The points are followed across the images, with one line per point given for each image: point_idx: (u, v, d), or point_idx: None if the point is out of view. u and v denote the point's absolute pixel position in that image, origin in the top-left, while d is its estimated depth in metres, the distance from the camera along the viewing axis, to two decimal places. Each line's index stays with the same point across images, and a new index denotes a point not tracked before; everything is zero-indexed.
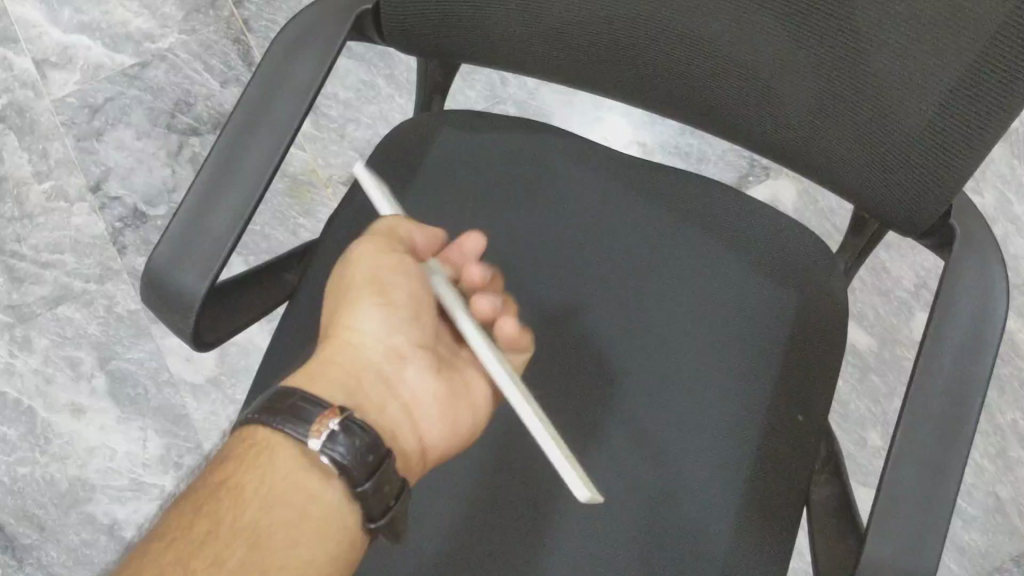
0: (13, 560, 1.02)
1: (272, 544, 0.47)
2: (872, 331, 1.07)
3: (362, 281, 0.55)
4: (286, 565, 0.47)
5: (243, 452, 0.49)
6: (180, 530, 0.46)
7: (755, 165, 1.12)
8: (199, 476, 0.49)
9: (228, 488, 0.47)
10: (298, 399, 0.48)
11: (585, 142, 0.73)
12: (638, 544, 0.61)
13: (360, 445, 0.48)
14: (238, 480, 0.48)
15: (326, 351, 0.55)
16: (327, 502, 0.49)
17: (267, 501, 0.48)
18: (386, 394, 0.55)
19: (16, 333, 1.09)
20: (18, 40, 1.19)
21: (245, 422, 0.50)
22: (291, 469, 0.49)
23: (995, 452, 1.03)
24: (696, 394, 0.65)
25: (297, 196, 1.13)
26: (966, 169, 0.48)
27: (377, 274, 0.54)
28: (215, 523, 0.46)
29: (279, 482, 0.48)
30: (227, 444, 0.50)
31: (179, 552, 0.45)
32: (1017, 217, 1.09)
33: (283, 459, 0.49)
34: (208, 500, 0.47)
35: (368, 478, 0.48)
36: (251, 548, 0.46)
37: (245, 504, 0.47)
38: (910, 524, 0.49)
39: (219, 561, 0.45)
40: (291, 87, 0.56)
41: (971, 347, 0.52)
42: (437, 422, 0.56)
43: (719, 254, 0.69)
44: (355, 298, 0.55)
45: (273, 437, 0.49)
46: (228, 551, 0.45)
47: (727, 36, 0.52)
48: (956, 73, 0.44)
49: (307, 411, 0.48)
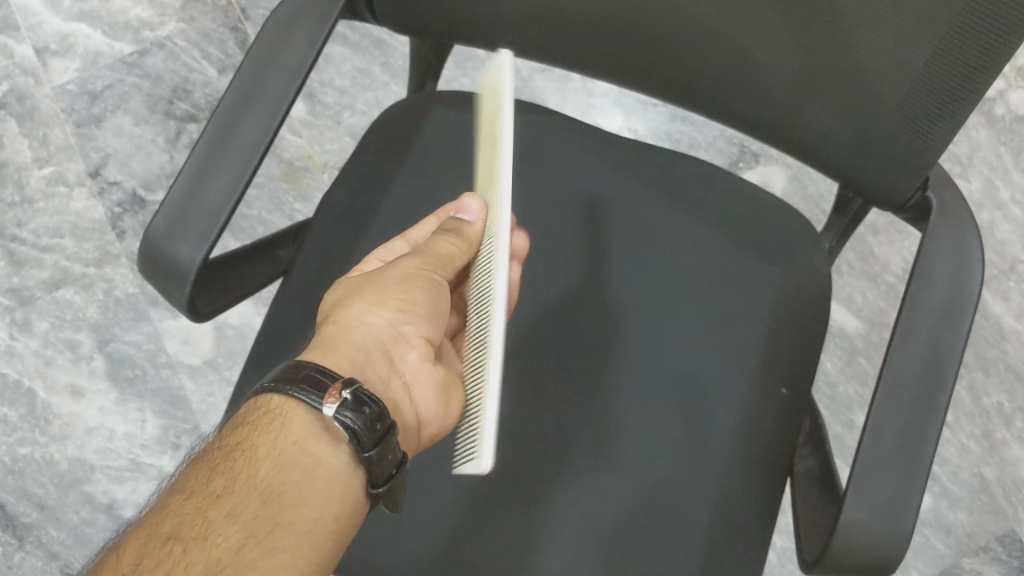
0: (13, 539, 1.03)
1: (283, 502, 0.48)
2: (860, 315, 1.08)
3: (388, 279, 0.57)
4: (295, 521, 0.48)
5: (258, 416, 0.50)
6: (199, 485, 0.48)
7: (745, 152, 1.13)
8: (218, 437, 0.50)
9: (243, 450, 0.49)
10: (312, 370, 0.50)
11: (575, 122, 0.74)
12: (627, 511, 0.63)
13: (368, 413, 0.49)
14: (253, 441, 0.49)
15: (336, 329, 0.56)
16: (335, 467, 0.50)
17: (279, 461, 0.49)
18: (391, 371, 0.56)
19: (16, 316, 1.11)
20: (19, 27, 1.20)
21: (260, 390, 0.51)
22: (303, 434, 0.49)
23: (981, 434, 1.04)
24: (682, 363, 0.67)
25: (293, 181, 1.15)
26: (943, 136, 0.49)
27: (411, 277, 0.56)
28: (232, 478, 0.48)
29: (290, 444, 0.49)
30: (245, 408, 0.51)
31: (199, 502, 0.47)
32: (1003, 203, 1.10)
33: (296, 423, 0.50)
34: (224, 459, 0.49)
35: (374, 446, 0.49)
36: (263, 503, 0.47)
37: (259, 463, 0.48)
38: (889, 482, 0.50)
39: (233, 514, 0.46)
40: (284, 63, 0.57)
41: (949, 313, 0.53)
42: (434, 405, 0.56)
43: (706, 231, 0.70)
44: (378, 291, 0.56)
45: (287, 402, 0.50)
46: (242, 504, 0.47)
47: (710, 13, 0.53)
48: (931, 50, 0.45)
49: (319, 378, 0.50)
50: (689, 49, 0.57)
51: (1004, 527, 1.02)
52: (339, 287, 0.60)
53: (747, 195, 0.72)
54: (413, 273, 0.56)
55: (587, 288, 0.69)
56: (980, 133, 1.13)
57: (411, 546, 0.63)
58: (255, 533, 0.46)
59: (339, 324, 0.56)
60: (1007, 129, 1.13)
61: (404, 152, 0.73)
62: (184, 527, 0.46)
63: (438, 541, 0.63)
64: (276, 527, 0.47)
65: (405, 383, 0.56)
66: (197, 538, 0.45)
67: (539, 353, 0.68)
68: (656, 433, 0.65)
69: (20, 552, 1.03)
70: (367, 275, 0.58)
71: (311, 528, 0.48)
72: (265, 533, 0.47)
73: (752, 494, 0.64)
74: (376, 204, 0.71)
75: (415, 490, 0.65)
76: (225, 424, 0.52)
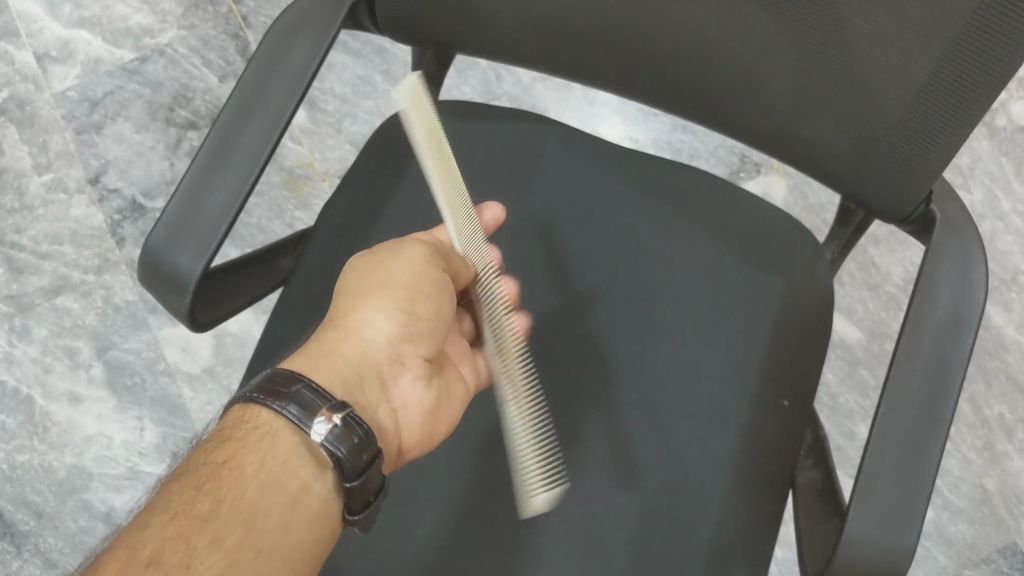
0: (11, 547, 1.03)
1: (266, 527, 0.48)
2: (861, 325, 1.08)
3: (399, 277, 0.57)
4: (277, 546, 0.48)
5: (245, 435, 0.50)
6: (182, 505, 0.47)
7: (746, 161, 1.13)
8: (200, 452, 0.50)
9: (229, 469, 0.49)
10: (304, 388, 0.50)
11: (576, 132, 0.74)
12: (626, 526, 0.63)
13: (357, 442, 0.50)
14: (240, 461, 0.49)
15: (338, 339, 0.56)
16: (316, 491, 0.51)
17: (264, 484, 0.49)
18: (381, 394, 0.58)
19: (15, 323, 1.10)
20: (20, 33, 1.20)
21: (248, 403, 0.51)
22: (290, 457, 0.50)
23: (983, 445, 1.04)
24: (682, 375, 0.66)
25: (294, 189, 1.15)
26: (948, 149, 0.49)
27: (417, 286, 0.56)
28: (217, 501, 0.47)
29: (277, 468, 0.50)
30: (227, 422, 0.51)
31: (181, 526, 0.46)
32: (1005, 214, 1.10)
33: (283, 445, 0.50)
34: (209, 479, 0.48)
35: (357, 476, 0.51)
36: (248, 528, 0.47)
37: (245, 485, 0.49)
38: (892, 496, 0.50)
39: (216, 539, 0.46)
40: (285, 74, 0.57)
41: (952, 328, 0.53)
42: (417, 433, 0.59)
43: (706, 242, 0.70)
44: (385, 290, 0.57)
45: (276, 422, 0.51)
46: (227, 529, 0.47)
47: (713, 25, 0.53)
48: (935, 63, 0.45)
49: (309, 398, 0.50)
50: (692, 58, 0.57)
51: (1006, 538, 1.01)
52: (348, 277, 0.59)
53: (749, 206, 0.72)
54: (420, 275, 0.56)
55: (588, 297, 0.69)
56: (982, 144, 1.13)
57: (408, 560, 0.63)
58: (239, 559, 0.46)
59: (340, 332, 0.57)
60: (1009, 139, 1.13)
61: (404, 162, 0.73)
62: (165, 553, 0.44)
63: (438, 551, 0.63)
64: (259, 553, 0.47)
65: (392, 407, 0.58)
66: (180, 564, 0.44)
67: (538, 363, 0.68)
68: (656, 445, 0.65)
69: (18, 560, 1.02)
70: (379, 259, 0.58)
71: (290, 553, 0.49)
72: (247, 558, 0.47)
73: (753, 508, 0.63)
74: (377, 215, 0.71)
75: (413, 503, 0.64)
76: (205, 437, 0.51)
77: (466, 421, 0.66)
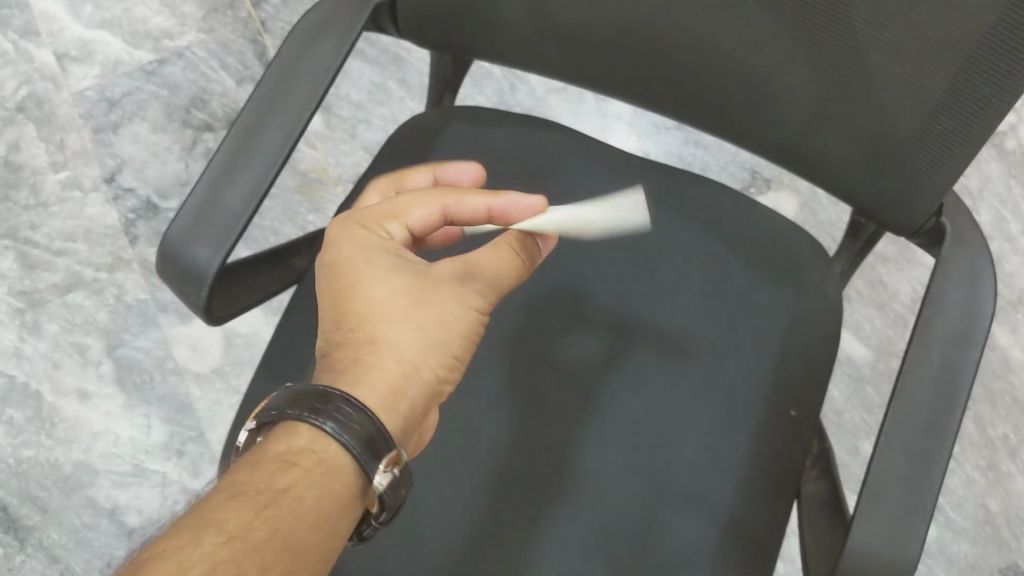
0: (15, 541, 1.03)
1: (310, 562, 0.46)
2: (868, 343, 1.09)
3: (459, 319, 0.52)
4: None
5: (313, 466, 0.47)
6: (237, 529, 0.44)
7: (756, 177, 1.14)
8: (261, 470, 0.47)
9: (290, 497, 0.46)
10: (373, 429, 0.48)
11: (591, 141, 0.75)
12: (631, 531, 0.63)
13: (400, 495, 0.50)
14: (303, 492, 0.46)
15: (388, 377, 0.51)
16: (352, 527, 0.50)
17: (319, 518, 0.47)
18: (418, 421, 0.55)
19: (27, 318, 1.11)
20: (41, 33, 1.22)
21: (319, 431, 0.48)
22: (346, 495, 0.48)
23: (987, 465, 1.04)
24: (690, 381, 0.67)
25: (306, 193, 1.16)
26: (959, 162, 0.49)
27: (474, 326, 0.53)
28: (273, 531, 0.45)
29: (334, 504, 0.47)
30: (295, 444, 0.48)
31: (235, 552, 0.43)
32: (1013, 235, 1.11)
33: (344, 483, 0.48)
34: (269, 504, 0.46)
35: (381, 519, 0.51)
36: (294, 562, 0.45)
37: (302, 518, 0.46)
38: (897, 505, 0.50)
39: (265, 569, 0.44)
40: (305, 75, 0.58)
41: (958, 340, 0.53)
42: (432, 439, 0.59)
43: (717, 253, 0.71)
44: (444, 330, 0.52)
45: (342, 457, 0.48)
46: (276, 561, 0.45)
47: (729, 41, 0.54)
48: (946, 79, 0.46)
49: (376, 440, 0.48)
50: (707, 70, 0.58)
51: (1008, 560, 1.01)
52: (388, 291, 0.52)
53: (761, 217, 0.72)
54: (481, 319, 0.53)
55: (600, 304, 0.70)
56: (991, 166, 1.13)
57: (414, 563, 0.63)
58: None
59: (389, 369, 0.51)
60: (1018, 162, 1.14)
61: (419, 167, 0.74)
62: None
63: (444, 553, 0.64)
64: None
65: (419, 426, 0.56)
66: None
67: (547, 365, 0.68)
68: (662, 451, 0.65)
69: (20, 555, 1.03)
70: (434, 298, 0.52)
71: None
72: None
73: (757, 517, 0.63)
74: None
75: (421, 504, 0.65)
76: (268, 451, 0.48)
77: (475, 423, 0.67)
